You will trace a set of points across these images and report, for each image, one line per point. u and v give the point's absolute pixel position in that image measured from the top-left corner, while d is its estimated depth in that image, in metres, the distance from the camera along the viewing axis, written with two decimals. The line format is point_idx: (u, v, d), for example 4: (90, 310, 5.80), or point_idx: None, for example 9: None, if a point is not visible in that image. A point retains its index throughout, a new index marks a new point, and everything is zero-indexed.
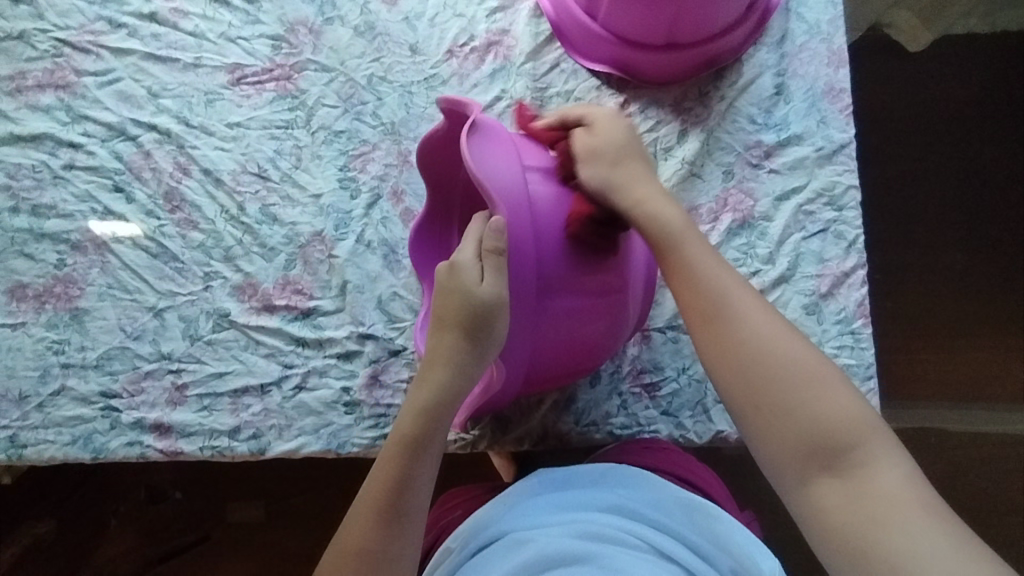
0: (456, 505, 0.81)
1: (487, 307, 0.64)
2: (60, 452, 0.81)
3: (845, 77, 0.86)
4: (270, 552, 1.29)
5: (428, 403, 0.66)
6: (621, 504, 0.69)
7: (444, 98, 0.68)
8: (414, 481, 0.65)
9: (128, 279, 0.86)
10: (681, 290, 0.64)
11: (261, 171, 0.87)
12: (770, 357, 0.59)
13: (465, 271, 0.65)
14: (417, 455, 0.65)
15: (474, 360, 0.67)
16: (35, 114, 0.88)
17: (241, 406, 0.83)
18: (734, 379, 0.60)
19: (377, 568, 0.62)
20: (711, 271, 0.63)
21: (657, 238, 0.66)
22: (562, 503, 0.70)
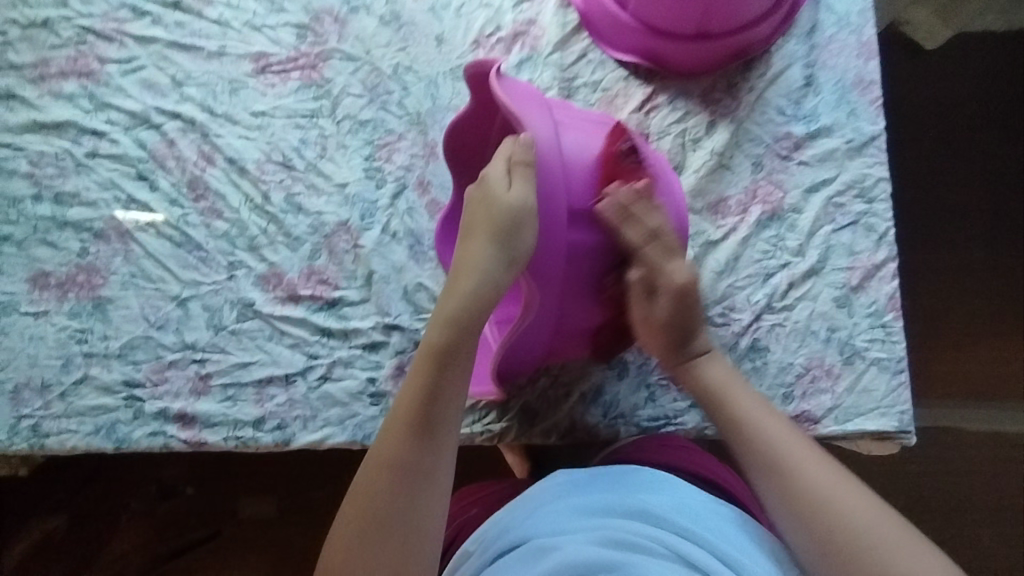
0: (473, 502, 0.80)
1: (517, 211, 0.65)
2: (82, 442, 0.80)
3: (875, 69, 0.86)
4: (281, 548, 1.29)
5: (457, 313, 0.66)
6: (643, 509, 0.64)
7: (467, 65, 0.73)
8: (445, 390, 0.65)
9: (151, 268, 0.85)
10: (712, 406, 0.70)
11: (286, 161, 0.86)
12: (812, 492, 0.62)
13: (494, 183, 0.66)
14: (447, 364, 0.65)
15: (506, 270, 0.66)
16: (58, 102, 0.88)
17: (265, 397, 0.82)
18: (799, 513, 0.62)
19: (408, 477, 0.62)
20: (737, 389, 0.70)
21: (718, 400, 0.70)
22: (586, 506, 0.66)
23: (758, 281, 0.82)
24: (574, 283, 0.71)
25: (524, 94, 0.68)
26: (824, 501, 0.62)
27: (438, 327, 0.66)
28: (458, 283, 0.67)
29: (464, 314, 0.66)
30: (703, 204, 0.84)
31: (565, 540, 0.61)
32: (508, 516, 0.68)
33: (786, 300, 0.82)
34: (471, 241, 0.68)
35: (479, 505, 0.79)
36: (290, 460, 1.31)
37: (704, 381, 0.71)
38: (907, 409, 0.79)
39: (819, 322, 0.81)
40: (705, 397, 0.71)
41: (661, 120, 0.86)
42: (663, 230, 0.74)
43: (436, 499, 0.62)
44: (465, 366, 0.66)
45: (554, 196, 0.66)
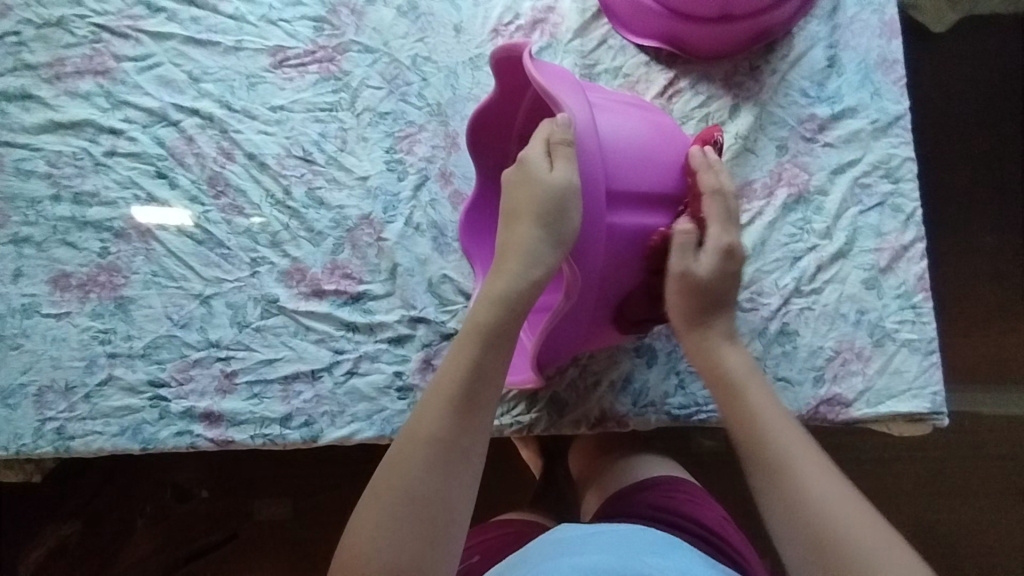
0: (474, 547, 0.77)
1: (560, 191, 0.63)
2: (108, 443, 0.80)
3: (898, 48, 0.85)
4: (298, 548, 1.28)
5: (501, 295, 0.65)
6: (639, 569, 0.57)
7: (494, 51, 0.72)
8: (488, 372, 0.64)
9: (173, 267, 0.84)
10: (720, 392, 0.69)
11: (306, 155, 0.86)
12: (810, 488, 0.59)
13: (533, 164, 0.65)
14: (490, 345, 0.64)
15: (552, 252, 0.64)
16: (74, 101, 0.87)
17: (292, 393, 0.81)
18: (769, 486, 0.61)
19: (446, 458, 0.60)
20: (755, 386, 0.68)
21: (721, 384, 0.70)
22: (578, 564, 0.58)
23: (785, 265, 0.82)
24: (616, 268, 0.68)
25: (559, 75, 0.66)
26: (817, 498, 0.58)
27: (482, 305, 0.65)
28: (503, 266, 0.66)
29: (509, 296, 0.65)
30: (728, 188, 0.83)
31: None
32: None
33: (815, 283, 0.81)
34: (513, 224, 0.66)
35: (483, 552, 0.75)
36: (306, 459, 1.30)
37: (724, 369, 0.70)
38: (939, 389, 0.79)
39: (849, 305, 0.81)
40: (718, 387, 0.70)
41: (684, 105, 0.85)
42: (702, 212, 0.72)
43: (473, 483, 0.60)
44: (507, 347, 0.65)
45: (594, 177, 0.64)
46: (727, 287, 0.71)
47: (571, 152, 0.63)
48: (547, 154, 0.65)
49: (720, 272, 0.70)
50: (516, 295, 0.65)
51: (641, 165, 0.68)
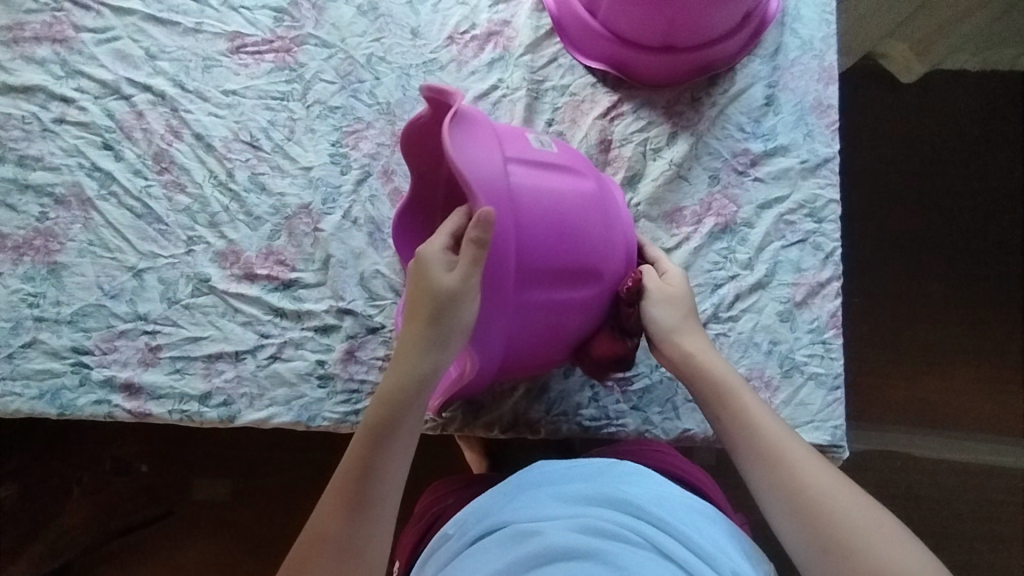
0: (448, 493, 0.81)
1: (452, 297, 0.64)
2: (26, 405, 0.80)
3: (833, 94, 0.88)
4: (234, 533, 1.26)
5: (393, 399, 0.68)
6: (625, 498, 0.64)
7: (424, 87, 0.67)
8: (379, 479, 0.66)
9: (110, 238, 0.85)
10: (719, 402, 0.70)
11: (252, 140, 0.87)
12: (801, 465, 0.64)
13: (430, 262, 0.65)
14: (384, 443, 0.67)
15: (441, 349, 0.66)
16: (29, 66, 0.88)
17: (213, 372, 0.82)
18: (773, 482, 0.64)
19: (347, 557, 0.63)
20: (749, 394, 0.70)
21: (721, 394, 0.70)
22: (561, 496, 0.65)
23: (706, 290, 0.84)
24: (527, 338, 0.70)
25: (475, 143, 0.63)
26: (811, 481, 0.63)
27: (376, 409, 0.68)
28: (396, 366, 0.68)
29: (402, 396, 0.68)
30: (659, 212, 0.86)
31: (544, 524, 0.61)
32: (485, 507, 0.67)
33: (732, 311, 0.84)
34: (410, 317, 0.68)
35: (455, 496, 0.80)
36: (252, 440, 1.28)
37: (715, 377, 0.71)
38: (841, 424, 0.81)
39: (762, 335, 0.83)
40: (711, 392, 0.71)
41: (624, 128, 0.88)
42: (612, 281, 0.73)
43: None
44: (405, 444, 0.68)
45: (504, 262, 0.64)
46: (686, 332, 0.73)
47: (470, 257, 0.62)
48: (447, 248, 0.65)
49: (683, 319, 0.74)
50: (407, 394, 0.67)
51: (553, 234, 0.67)
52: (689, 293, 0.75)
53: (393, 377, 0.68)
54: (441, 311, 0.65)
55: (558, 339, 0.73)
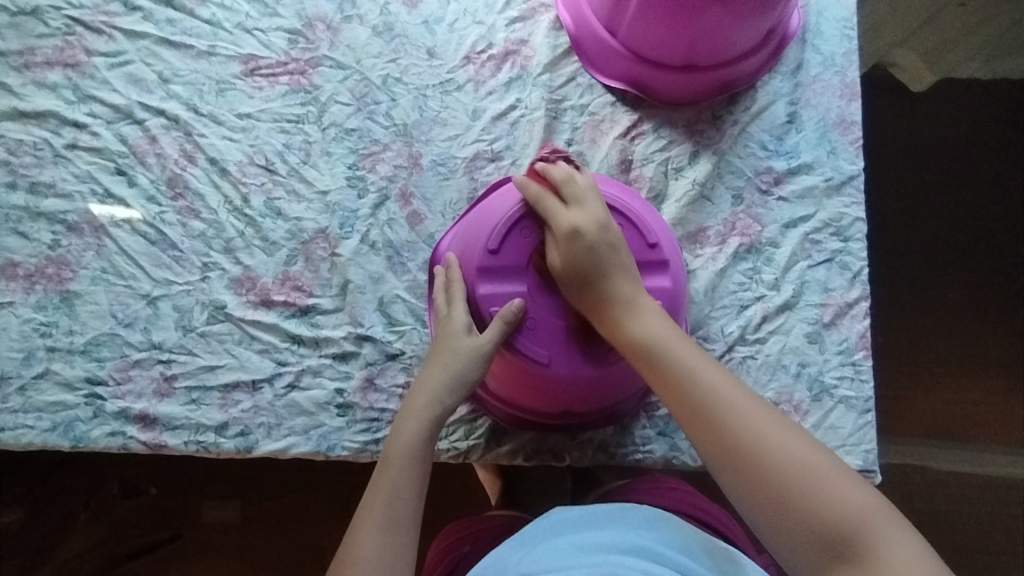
0: (464, 537, 0.79)
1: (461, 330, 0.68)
2: (38, 438, 0.78)
3: (856, 110, 0.87)
4: (243, 556, 1.22)
5: (399, 456, 0.64)
6: (644, 545, 0.62)
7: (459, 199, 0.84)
8: (368, 536, 0.60)
9: (124, 265, 0.84)
10: (650, 366, 0.63)
11: (268, 164, 0.86)
12: (800, 477, 0.57)
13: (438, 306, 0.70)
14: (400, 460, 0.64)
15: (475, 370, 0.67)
16: (40, 91, 0.87)
17: (230, 402, 0.80)
18: (735, 473, 0.59)
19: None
20: (698, 367, 0.62)
21: (668, 391, 0.63)
22: (580, 544, 0.64)
23: (732, 312, 0.83)
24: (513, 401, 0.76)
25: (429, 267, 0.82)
26: (809, 487, 0.56)
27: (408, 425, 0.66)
28: (408, 414, 0.66)
29: (412, 449, 0.65)
30: (683, 232, 0.85)
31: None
32: (503, 558, 0.65)
33: (759, 333, 0.82)
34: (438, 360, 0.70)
35: (473, 543, 0.78)
36: (262, 463, 1.25)
37: (640, 334, 0.64)
38: (872, 448, 0.79)
39: (790, 357, 0.81)
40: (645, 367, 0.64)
41: (645, 147, 0.87)
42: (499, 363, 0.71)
43: None
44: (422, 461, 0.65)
45: None
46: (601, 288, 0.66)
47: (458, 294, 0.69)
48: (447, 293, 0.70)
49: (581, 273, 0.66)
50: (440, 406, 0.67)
51: None
52: (588, 237, 0.66)
53: (403, 433, 0.66)
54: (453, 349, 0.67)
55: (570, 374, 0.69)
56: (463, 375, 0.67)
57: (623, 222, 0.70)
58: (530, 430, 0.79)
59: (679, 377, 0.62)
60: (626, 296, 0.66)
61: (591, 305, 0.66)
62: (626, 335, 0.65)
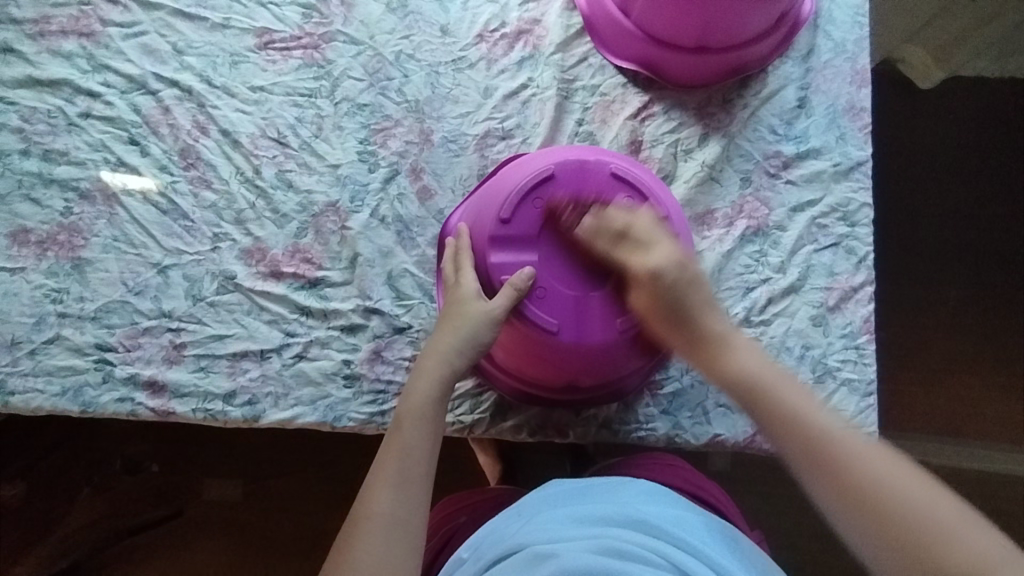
0: (463, 511, 0.80)
1: (469, 297, 0.68)
2: (48, 402, 0.79)
3: (866, 97, 0.88)
4: (244, 534, 1.23)
5: (412, 414, 0.65)
6: (644, 518, 0.62)
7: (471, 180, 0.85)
8: (382, 490, 0.61)
9: (135, 234, 0.84)
10: (711, 361, 0.66)
11: (280, 137, 0.86)
12: (871, 482, 0.55)
13: (447, 275, 0.71)
14: (412, 420, 0.65)
15: (484, 334, 0.67)
16: (55, 60, 0.87)
17: (238, 370, 0.81)
18: (807, 464, 0.58)
19: (356, 528, 0.59)
20: (741, 344, 0.66)
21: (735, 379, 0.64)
22: (578, 517, 0.63)
23: (738, 293, 0.83)
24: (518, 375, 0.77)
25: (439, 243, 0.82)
26: (880, 489, 0.54)
27: (419, 387, 0.66)
28: (419, 375, 0.67)
29: (424, 408, 0.65)
30: (690, 213, 0.85)
31: (561, 546, 0.58)
32: (499, 531, 0.65)
33: (764, 315, 0.83)
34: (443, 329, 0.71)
35: (469, 513, 0.79)
36: (265, 441, 1.25)
37: (708, 329, 0.66)
38: (874, 431, 0.80)
39: (795, 339, 0.82)
40: (708, 357, 0.66)
41: (655, 129, 0.87)
42: (508, 334, 0.72)
43: (383, 545, 0.58)
44: (435, 421, 0.66)
45: None
46: (673, 278, 0.65)
47: (467, 262, 0.70)
48: (456, 263, 0.71)
49: (647, 276, 0.65)
50: (451, 369, 0.67)
51: None
52: (656, 259, 0.65)
53: (415, 393, 0.66)
54: (462, 315, 0.68)
55: (576, 344, 0.69)
56: (476, 339, 0.67)
57: (633, 196, 0.71)
58: (535, 405, 0.80)
59: (738, 375, 0.64)
60: (693, 278, 0.66)
61: (646, 306, 0.67)
62: (695, 330, 0.66)
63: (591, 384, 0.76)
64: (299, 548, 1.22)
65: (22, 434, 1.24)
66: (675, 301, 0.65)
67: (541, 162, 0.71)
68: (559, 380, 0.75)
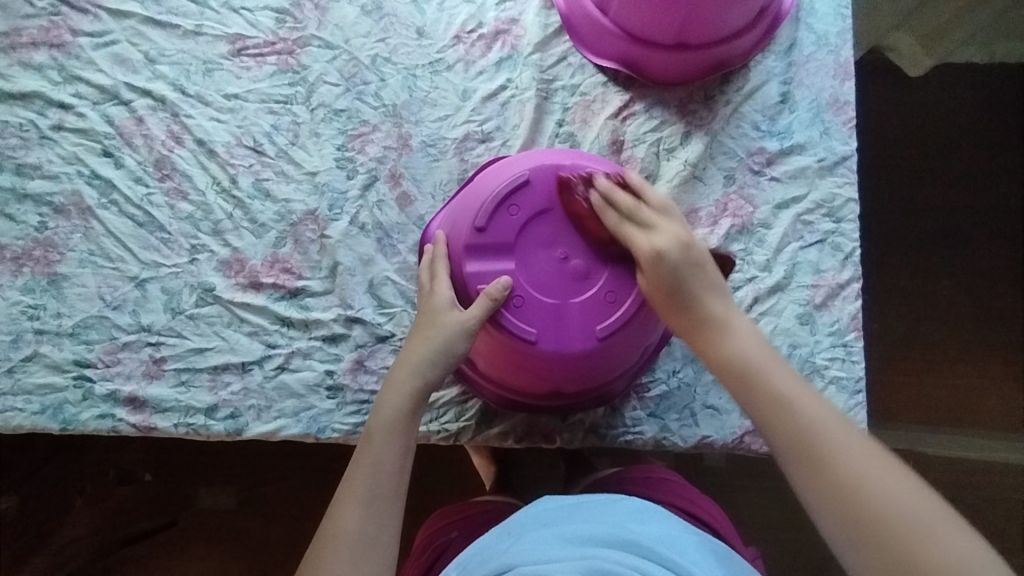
0: (453, 524, 0.79)
1: (442, 306, 0.67)
2: (27, 421, 0.78)
3: (850, 90, 0.86)
4: (238, 542, 1.22)
5: (383, 429, 0.64)
6: (632, 538, 0.61)
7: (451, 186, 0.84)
8: (351, 507, 0.60)
9: (111, 247, 0.83)
10: (739, 389, 0.62)
11: (256, 145, 0.85)
12: (899, 518, 0.54)
13: (422, 283, 0.70)
14: (383, 434, 0.64)
15: (458, 346, 0.66)
16: (26, 72, 0.86)
17: (219, 384, 0.80)
18: (833, 506, 0.56)
19: (325, 544, 0.59)
20: (776, 368, 0.62)
21: (772, 418, 0.60)
22: (566, 537, 0.62)
23: None
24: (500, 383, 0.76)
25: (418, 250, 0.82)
26: (907, 525, 0.53)
27: (391, 400, 0.66)
28: (391, 388, 0.66)
29: (395, 422, 0.65)
30: None
31: (547, 569, 0.58)
32: (487, 549, 0.64)
33: (751, 314, 0.82)
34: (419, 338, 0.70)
35: (460, 528, 0.78)
36: (257, 449, 1.24)
37: (730, 357, 0.63)
38: (863, 429, 0.79)
39: (782, 338, 0.81)
40: (732, 379, 0.63)
41: (637, 128, 0.86)
42: (488, 342, 0.71)
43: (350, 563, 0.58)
44: (407, 435, 0.65)
45: None
46: (684, 275, 0.64)
47: (441, 270, 0.69)
48: (431, 271, 0.70)
49: (658, 266, 0.64)
50: (424, 381, 0.66)
51: None
52: (671, 263, 0.64)
53: (387, 406, 0.66)
54: (435, 325, 0.67)
55: (556, 352, 0.68)
56: (448, 350, 0.66)
57: None
58: (519, 412, 0.79)
59: (764, 393, 0.61)
60: (712, 283, 0.65)
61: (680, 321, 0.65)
62: (716, 355, 0.63)
63: (573, 390, 0.75)
64: (293, 555, 1.21)
65: (11, 447, 1.23)
66: (688, 300, 0.64)
67: (517, 167, 0.70)
68: (541, 387, 0.74)
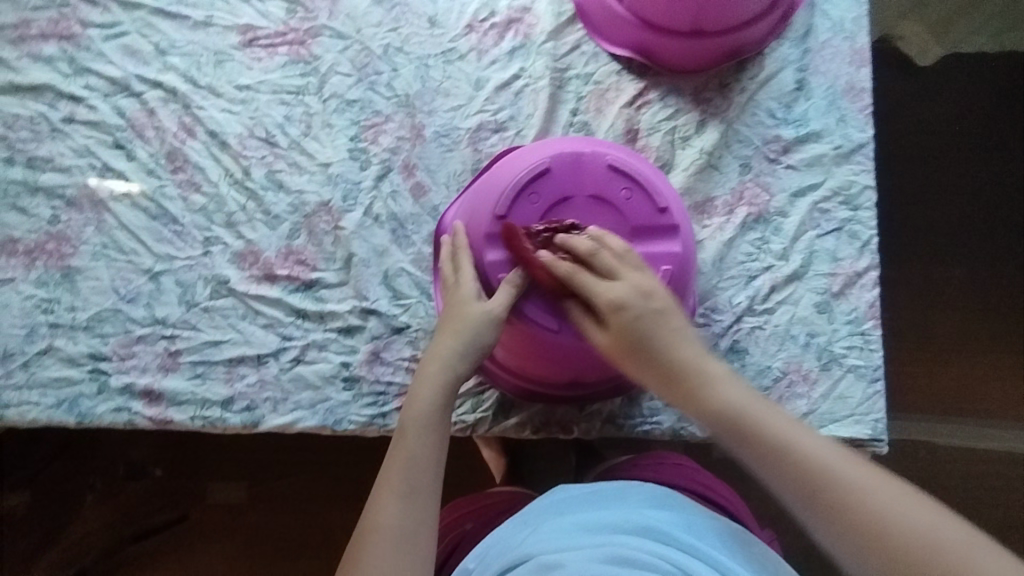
0: (465, 517, 0.78)
1: (470, 299, 0.67)
2: (43, 415, 0.78)
3: (866, 77, 0.86)
4: (250, 535, 1.22)
5: (416, 423, 0.64)
6: (652, 526, 0.61)
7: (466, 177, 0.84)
8: (389, 502, 0.60)
9: (124, 240, 0.83)
10: (705, 405, 0.61)
11: (268, 137, 0.85)
12: (865, 505, 0.52)
13: (446, 277, 0.70)
14: (417, 429, 0.64)
15: (488, 337, 0.66)
16: (36, 64, 0.85)
17: (235, 376, 0.80)
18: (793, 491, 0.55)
19: (365, 540, 0.59)
20: (734, 382, 0.61)
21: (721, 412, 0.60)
22: (584, 524, 0.63)
23: (740, 283, 0.82)
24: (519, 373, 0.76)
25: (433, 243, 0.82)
26: (856, 501, 0.53)
27: (423, 394, 0.65)
28: (421, 382, 0.66)
29: (428, 415, 0.64)
30: (690, 202, 0.84)
31: (567, 557, 0.57)
32: (505, 540, 0.64)
33: (767, 304, 0.81)
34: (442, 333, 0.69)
35: (475, 520, 0.78)
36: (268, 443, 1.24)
37: (694, 370, 0.62)
38: (882, 417, 0.78)
39: (799, 327, 0.81)
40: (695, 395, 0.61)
41: (652, 116, 0.85)
42: (509, 334, 0.71)
43: (391, 558, 0.57)
44: (440, 429, 0.65)
45: None
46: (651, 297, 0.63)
47: (465, 263, 0.69)
48: (454, 263, 0.70)
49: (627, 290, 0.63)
50: (455, 373, 0.66)
51: None
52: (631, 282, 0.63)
53: (418, 400, 0.65)
54: (464, 318, 0.66)
55: (579, 341, 0.68)
56: (478, 341, 0.66)
57: (631, 188, 0.70)
58: (537, 402, 0.79)
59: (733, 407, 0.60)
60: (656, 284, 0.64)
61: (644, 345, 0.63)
62: (685, 373, 0.62)
63: (595, 379, 0.75)
64: (306, 549, 1.21)
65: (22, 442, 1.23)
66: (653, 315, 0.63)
67: (537, 156, 0.70)
68: (563, 377, 0.73)
